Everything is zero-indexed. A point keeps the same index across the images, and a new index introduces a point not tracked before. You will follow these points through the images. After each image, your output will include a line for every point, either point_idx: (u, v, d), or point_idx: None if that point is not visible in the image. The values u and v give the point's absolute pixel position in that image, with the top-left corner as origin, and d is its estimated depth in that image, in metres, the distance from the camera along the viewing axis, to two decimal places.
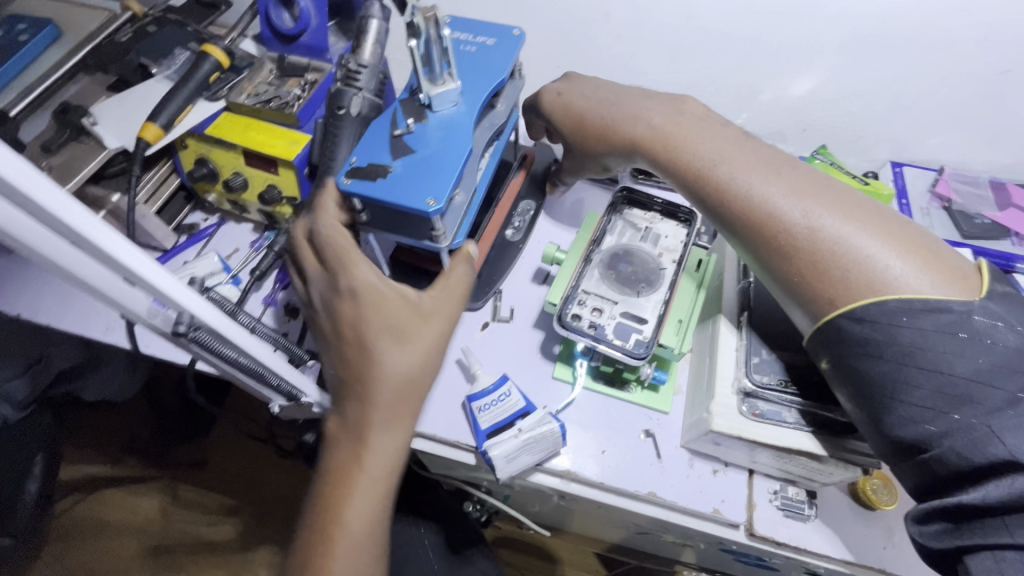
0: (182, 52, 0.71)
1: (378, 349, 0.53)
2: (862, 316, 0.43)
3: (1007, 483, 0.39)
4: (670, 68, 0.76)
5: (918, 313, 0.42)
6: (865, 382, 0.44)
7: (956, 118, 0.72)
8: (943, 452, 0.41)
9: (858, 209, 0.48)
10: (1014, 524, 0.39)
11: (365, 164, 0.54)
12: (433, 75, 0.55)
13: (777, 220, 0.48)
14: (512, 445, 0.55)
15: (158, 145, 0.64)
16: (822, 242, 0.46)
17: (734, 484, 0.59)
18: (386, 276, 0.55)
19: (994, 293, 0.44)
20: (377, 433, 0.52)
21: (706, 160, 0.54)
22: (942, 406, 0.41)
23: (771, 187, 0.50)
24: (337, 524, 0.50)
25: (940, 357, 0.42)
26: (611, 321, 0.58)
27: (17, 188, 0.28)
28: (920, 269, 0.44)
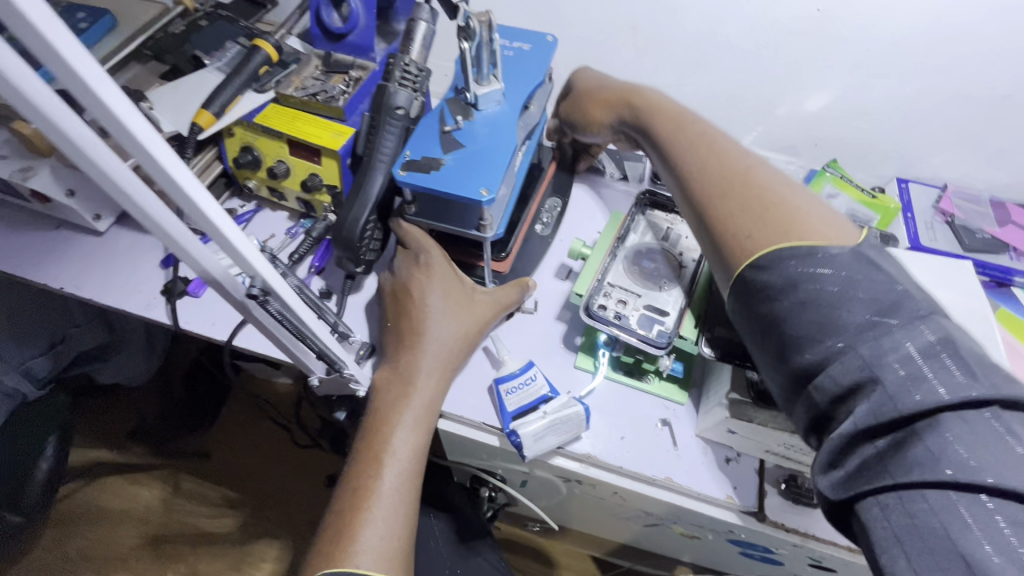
0: (234, 46, 0.74)
1: (428, 312, 0.62)
2: (762, 263, 0.47)
3: (866, 401, 0.40)
4: (691, 80, 0.81)
5: (804, 256, 0.45)
6: (763, 324, 0.46)
7: (959, 138, 0.76)
8: (824, 379, 0.42)
9: (771, 177, 0.53)
10: (894, 463, 0.38)
11: (419, 156, 0.58)
12: (481, 76, 0.59)
13: (710, 191, 0.54)
14: (539, 426, 0.59)
15: (209, 131, 0.68)
16: (737, 210, 0.51)
17: (746, 472, 0.62)
18: (442, 294, 0.63)
19: (868, 243, 0.47)
20: (413, 415, 0.58)
21: (661, 126, 0.62)
22: (817, 334, 0.42)
23: (703, 160, 0.56)
24: (385, 449, 0.56)
25: (816, 289, 0.43)
26: (635, 312, 0.61)
27: (136, 141, 0.31)
28: (814, 227, 0.47)
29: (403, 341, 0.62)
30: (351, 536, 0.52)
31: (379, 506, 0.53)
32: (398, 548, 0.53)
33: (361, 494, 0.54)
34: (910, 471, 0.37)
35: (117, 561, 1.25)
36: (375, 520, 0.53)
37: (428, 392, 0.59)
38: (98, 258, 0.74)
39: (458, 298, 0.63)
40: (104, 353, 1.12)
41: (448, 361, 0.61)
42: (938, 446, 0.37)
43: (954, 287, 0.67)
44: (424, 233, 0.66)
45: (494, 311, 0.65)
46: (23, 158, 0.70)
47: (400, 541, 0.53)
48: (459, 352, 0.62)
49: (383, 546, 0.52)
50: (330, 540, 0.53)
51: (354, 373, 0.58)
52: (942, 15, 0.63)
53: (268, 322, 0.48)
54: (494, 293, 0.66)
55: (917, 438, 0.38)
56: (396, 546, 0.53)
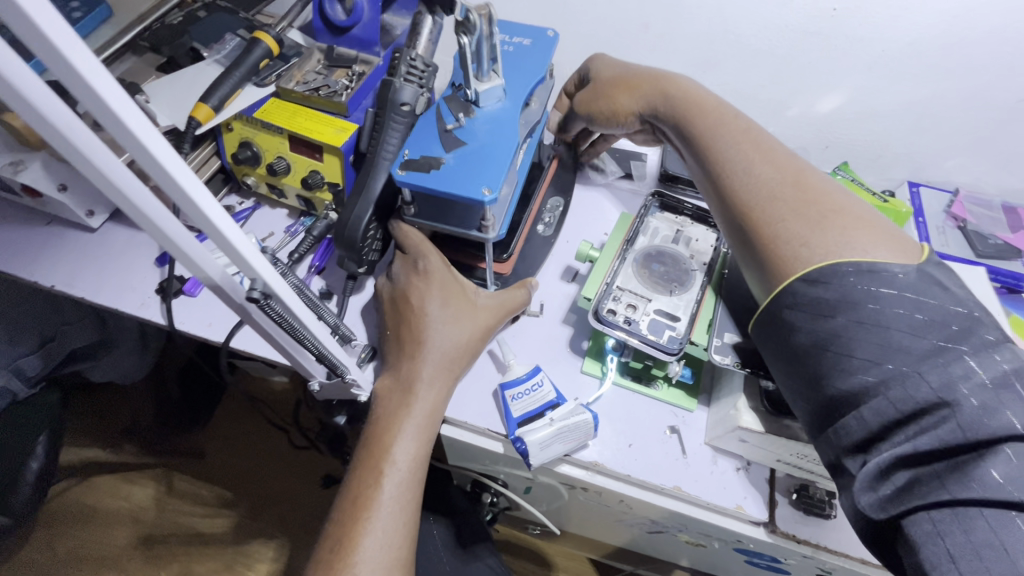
0: (233, 38, 0.72)
1: (429, 315, 0.60)
2: (816, 277, 0.44)
3: (933, 428, 0.39)
4: (701, 80, 0.79)
5: (864, 273, 0.43)
6: (809, 342, 0.44)
7: (972, 142, 0.75)
8: (878, 400, 0.41)
9: (824, 184, 0.50)
10: (951, 479, 0.38)
11: (418, 156, 0.56)
12: (481, 72, 0.57)
13: (758, 196, 0.50)
14: (546, 434, 0.57)
15: (207, 125, 0.66)
16: (788, 218, 0.47)
17: (756, 481, 0.61)
18: (443, 299, 0.61)
19: (930, 261, 0.45)
20: (413, 423, 0.56)
21: (704, 123, 0.58)
22: (876, 356, 0.41)
23: (752, 161, 0.52)
24: (385, 457, 0.54)
25: (876, 311, 0.42)
26: (645, 317, 0.60)
27: (134, 137, 0.30)
28: (874, 241, 0.45)
29: (404, 345, 0.60)
30: (351, 548, 0.50)
31: (379, 517, 0.52)
32: (397, 560, 0.51)
33: (361, 505, 0.52)
34: (969, 488, 0.37)
35: (107, 562, 1.23)
36: (375, 532, 0.51)
37: (429, 400, 0.57)
38: (91, 255, 0.72)
39: (461, 303, 0.62)
40: (91, 353, 1.09)
41: (450, 367, 0.60)
42: (1000, 469, 0.36)
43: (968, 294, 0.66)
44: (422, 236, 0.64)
45: (496, 316, 0.63)
46: (13, 151, 0.67)
47: (400, 554, 0.51)
48: (461, 358, 0.60)
49: (381, 558, 0.50)
50: (329, 552, 0.51)
51: (356, 377, 0.56)
52: (961, 17, 0.61)
53: (268, 326, 0.46)
54: (500, 298, 0.64)
55: (979, 460, 0.37)
56: (395, 558, 0.51)
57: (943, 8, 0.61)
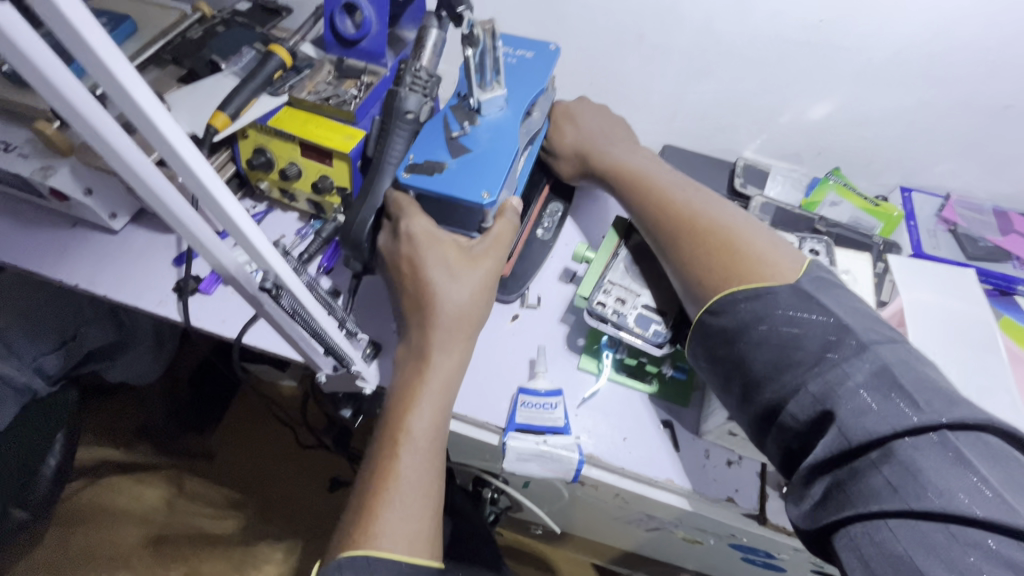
0: (249, 50, 0.75)
1: (435, 277, 0.59)
2: (715, 309, 0.52)
3: (827, 437, 0.44)
4: (696, 88, 0.82)
5: (751, 300, 0.50)
6: (726, 367, 0.51)
7: (962, 147, 0.77)
8: (785, 414, 0.46)
9: (715, 217, 0.58)
10: (854, 492, 0.42)
11: (422, 160, 0.59)
12: (484, 82, 0.60)
13: (665, 239, 0.59)
14: (531, 450, 0.59)
15: (223, 133, 0.69)
16: (688, 256, 0.56)
17: (748, 475, 0.62)
18: (456, 276, 0.59)
19: (810, 276, 0.51)
20: (428, 391, 0.57)
21: (635, 171, 0.66)
22: (773, 374, 0.47)
23: (659, 204, 0.62)
24: (402, 432, 0.55)
25: (769, 332, 0.48)
26: (633, 311, 0.62)
27: (164, 138, 0.33)
28: (756, 267, 0.52)
29: (419, 308, 0.60)
30: (373, 520, 0.51)
31: (401, 490, 0.53)
32: (420, 529, 0.52)
33: (381, 478, 0.54)
34: (870, 500, 0.41)
35: (119, 560, 1.26)
36: (397, 505, 0.52)
37: (443, 368, 0.58)
38: (111, 256, 0.76)
39: (461, 259, 0.60)
40: (111, 353, 1.14)
41: (461, 334, 0.59)
42: (891, 471, 0.41)
43: (958, 296, 0.67)
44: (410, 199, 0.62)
45: (494, 272, 0.61)
46: (41, 155, 0.71)
47: (425, 525, 0.52)
48: (467, 328, 0.60)
49: (405, 528, 0.51)
50: (352, 524, 0.53)
51: (361, 369, 0.60)
52: (945, 25, 0.64)
53: (283, 319, 0.50)
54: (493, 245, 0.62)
55: (873, 468, 0.41)
56: (421, 527, 0.52)
57: (927, 17, 0.64)
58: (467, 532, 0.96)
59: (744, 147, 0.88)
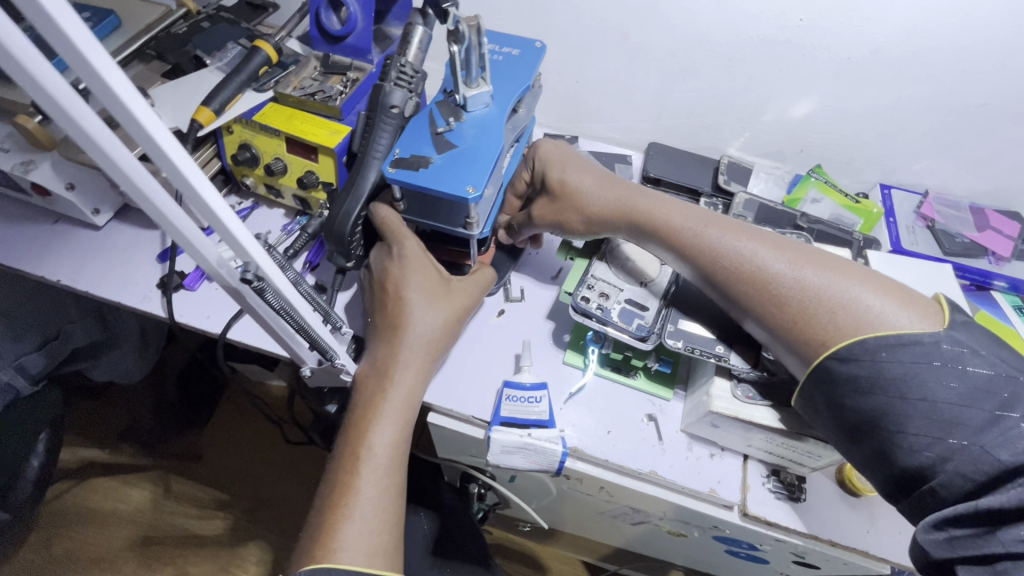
0: (234, 46, 0.76)
1: (408, 303, 0.62)
2: (847, 354, 0.47)
3: (1002, 489, 0.41)
4: (680, 87, 0.83)
5: (895, 347, 0.46)
6: (859, 420, 0.47)
7: (939, 145, 0.79)
8: (948, 474, 0.43)
9: (824, 258, 0.53)
10: (1007, 534, 0.40)
11: (408, 155, 0.58)
12: (469, 79, 0.60)
13: (765, 279, 0.53)
14: (515, 442, 0.60)
15: (208, 128, 0.69)
16: (809, 294, 0.50)
17: (730, 467, 0.63)
18: (433, 306, 0.62)
19: (957, 322, 0.47)
20: (387, 413, 0.58)
21: (695, 227, 0.58)
22: (936, 433, 0.43)
23: (748, 254, 0.54)
24: (363, 447, 0.57)
25: (931, 391, 0.44)
26: (616, 305, 0.63)
27: (142, 127, 0.33)
28: (891, 308, 0.48)
29: (385, 332, 0.62)
30: (333, 535, 0.53)
31: (360, 506, 0.54)
32: (378, 545, 0.54)
33: (340, 491, 0.55)
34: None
35: (103, 562, 1.25)
36: (356, 520, 0.54)
37: (403, 388, 0.60)
38: (94, 252, 0.75)
39: (432, 287, 0.63)
40: (94, 351, 1.13)
41: (423, 361, 0.61)
42: None
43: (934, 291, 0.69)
44: (401, 219, 0.64)
45: (460, 308, 0.64)
46: (23, 151, 0.71)
47: (384, 538, 0.54)
48: (429, 355, 0.62)
49: (364, 542, 0.53)
50: (313, 538, 0.54)
51: (346, 363, 0.59)
52: (920, 25, 0.65)
53: (267, 311, 0.50)
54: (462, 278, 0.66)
55: None
56: (378, 541, 0.54)
57: (904, 17, 0.65)
58: (456, 529, 0.96)
59: (728, 145, 0.89)
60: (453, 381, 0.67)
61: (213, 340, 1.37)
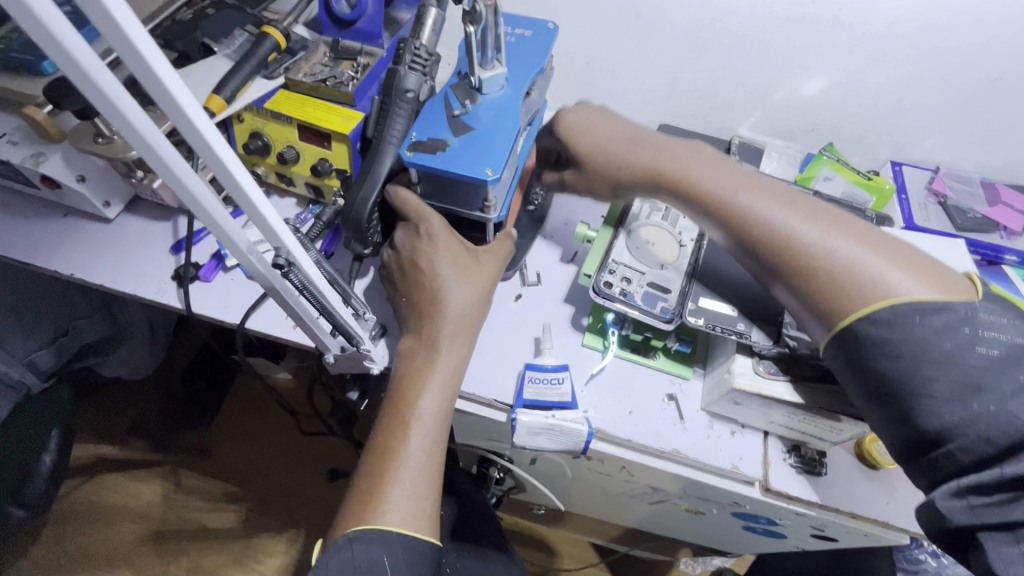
0: (242, 33, 0.74)
1: (449, 269, 0.60)
2: (878, 318, 0.48)
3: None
4: (691, 66, 0.82)
5: (930, 313, 0.47)
6: (890, 380, 0.47)
7: (952, 120, 0.79)
8: (965, 442, 0.44)
9: (860, 228, 0.53)
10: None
11: (425, 138, 0.58)
12: (485, 60, 0.60)
13: (799, 239, 0.53)
14: (541, 424, 0.60)
15: (221, 115, 0.68)
16: (839, 266, 0.50)
17: (751, 444, 0.64)
18: (469, 274, 0.61)
19: (987, 296, 0.49)
20: (433, 380, 0.57)
21: (727, 195, 0.57)
22: (961, 395, 0.45)
23: (785, 220, 0.54)
24: (410, 413, 0.56)
25: (957, 354, 0.45)
26: (639, 289, 0.64)
27: (179, 108, 0.32)
28: (918, 280, 0.48)
29: (425, 299, 0.60)
30: (379, 499, 0.53)
31: (406, 470, 0.54)
32: (422, 511, 0.54)
33: (387, 456, 0.55)
34: None
35: (117, 557, 1.25)
36: (403, 484, 0.54)
37: (451, 356, 0.58)
38: (106, 245, 0.75)
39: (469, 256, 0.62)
40: (104, 347, 1.12)
41: (468, 331, 0.60)
42: None
43: (949, 265, 0.70)
44: (419, 200, 0.62)
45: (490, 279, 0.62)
46: (32, 144, 0.70)
47: (428, 504, 0.54)
48: (474, 325, 0.60)
49: (409, 507, 0.53)
50: (355, 502, 0.54)
51: (370, 349, 0.59)
52: None
53: (294, 296, 0.50)
54: (491, 246, 0.64)
55: None
56: (423, 507, 0.54)
57: None
58: (472, 514, 0.97)
59: (738, 125, 0.89)
60: (477, 366, 0.67)
61: (220, 334, 1.37)
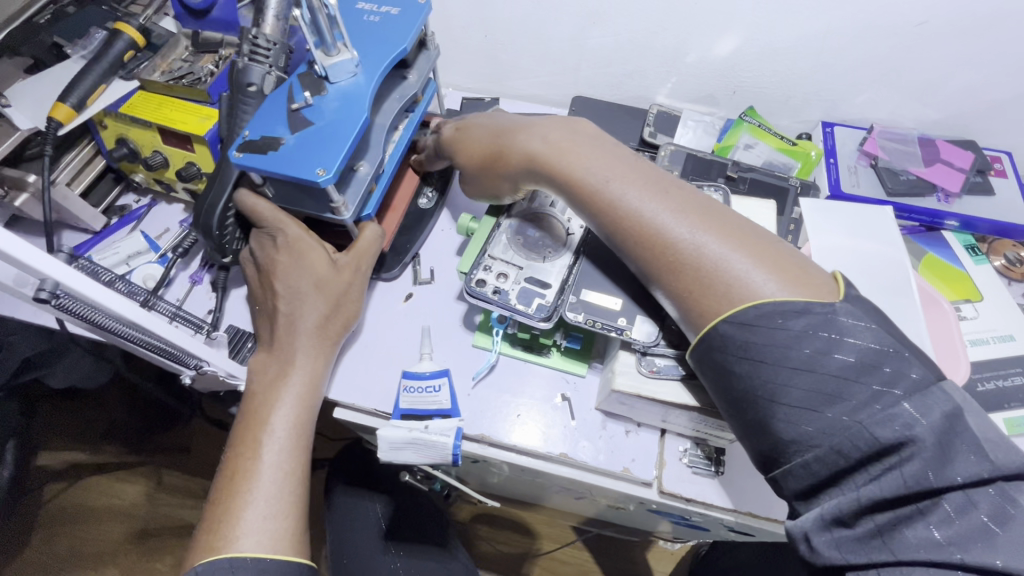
0: (99, 31, 0.70)
1: (302, 282, 0.58)
2: (742, 319, 0.43)
3: (882, 477, 0.37)
4: (593, 31, 0.75)
5: (791, 313, 0.42)
6: (746, 389, 0.42)
7: (880, 73, 0.71)
8: (823, 454, 0.39)
9: (728, 222, 0.47)
10: (894, 536, 0.37)
11: (258, 137, 0.54)
12: (325, 47, 0.54)
13: (665, 234, 0.47)
14: (402, 437, 0.55)
15: (71, 125, 0.64)
16: (706, 263, 0.45)
17: (645, 444, 0.60)
18: (320, 284, 0.59)
19: (850, 295, 0.43)
20: (287, 398, 0.56)
21: (598, 182, 0.50)
22: (816, 404, 0.40)
23: (650, 213, 0.48)
24: (263, 432, 0.54)
25: (812, 357, 0.40)
26: (514, 286, 0.59)
27: None
28: (787, 285, 0.43)
29: (275, 317, 0.59)
30: (230, 526, 0.50)
31: (259, 491, 0.52)
32: (280, 532, 0.51)
33: (238, 478, 0.52)
34: (913, 547, 0.36)
35: (105, 555, 1.28)
36: (256, 505, 0.52)
37: (307, 373, 0.57)
38: None
39: (323, 268, 0.59)
40: (47, 359, 1.06)
41: (324, 345, 0.59)
42: (943, 524, 0.36)
43: (872, 236, 0.63)
44: (273, 208, 0.59)
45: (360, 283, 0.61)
46: None
47: (289, 523, 0.52)
48: (331, 337, 0.59)
49: (264, 530, 0.51)
50: (207, 528, 0.51)
51: (220, 368, 0.56)
52: None
53: (114, 319, 0.47)
54: (355, 253, 0.60)
55: (919, 515, 0.37)
56: (282, 525, 0.52)
57: None
58: (412, 510, 0.95)
59: (656, 93, 0.82)
60: (359, 376, 0.63)
61: None
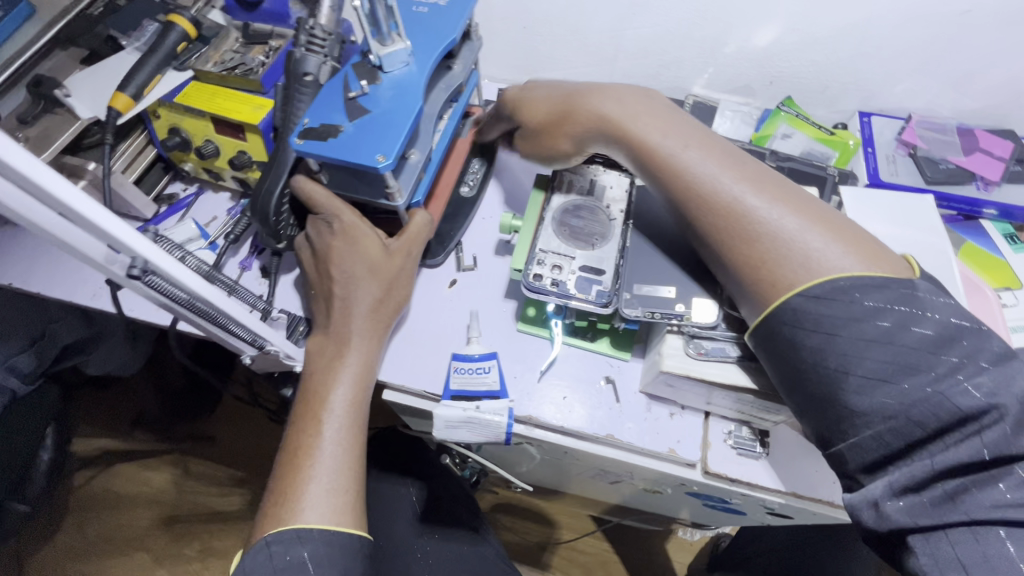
0: (152, 22, 0.72)
1: (359, 263, 0.60)
2: (817, 292, 0.44)
3: (956, 446, 0.39)
4: (633, 22, 0.76)
5: (868, 288, 0.43)
6: (815, 362, 0.43)
7: (921, 63, 0.71)
8: (901, 427, 0.40)
9: (798, 199, 0.49)
10: (967, 500, 0.39)
11: (318, 124, 0.55)
12: (381, 36, 0.56)
13: (739, 206, 0.48)
14: (457, 416, 0.59)
15: (128, 114, 0.66)
16: (780, 237, 0.46)
17: (689, 426, 0.61)
18: (375, 266, 0.60)
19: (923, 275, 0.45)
20: (346, 376, 0.57)
21: (675, 150, 0.52)
22: (891, 376, 0.41)
23: (723, 185, 0.49)
24: (324, 407, 0.56)
25: (886, 331, 0.42)
26: (571, 276, 0.60)
27: None
28: (861, 262, 0.44)
29: (331, 296, 0.60)
30: (296, 499, 0.52)
31: (324, 465, 0.54)
32: (343, 505, 0.53)
33: (301, 454, 0.54)
34: (984, 509, 0.38)
35: (133, 541, 1.31)
36: (319, 480, 0.53)
37: (364, 351, 0.59)
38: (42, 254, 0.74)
39: (378, 250, 0.61)
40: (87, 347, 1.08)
41: (379, 324, 0.60)
42: (1015, 488, 0.38)
43: (914, 223, 0.64)
44: (328, 195, 0.60)
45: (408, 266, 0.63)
46: None
47: (350, 497, 0.54)
48: (386, 317, 0.61)
49: (328, 503, 0.53)
50: (273, 502, 0.53)
51: (279, 349, 0.58)
52: None
53: (188, 300, 0.49)
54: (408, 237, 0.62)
55: (992, 481, 0.39)
56: (344, 500, 0.54)
57: None
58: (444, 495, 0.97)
59: (693, 83, 0.83)
60: (408, 358, 0.65)
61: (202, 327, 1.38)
